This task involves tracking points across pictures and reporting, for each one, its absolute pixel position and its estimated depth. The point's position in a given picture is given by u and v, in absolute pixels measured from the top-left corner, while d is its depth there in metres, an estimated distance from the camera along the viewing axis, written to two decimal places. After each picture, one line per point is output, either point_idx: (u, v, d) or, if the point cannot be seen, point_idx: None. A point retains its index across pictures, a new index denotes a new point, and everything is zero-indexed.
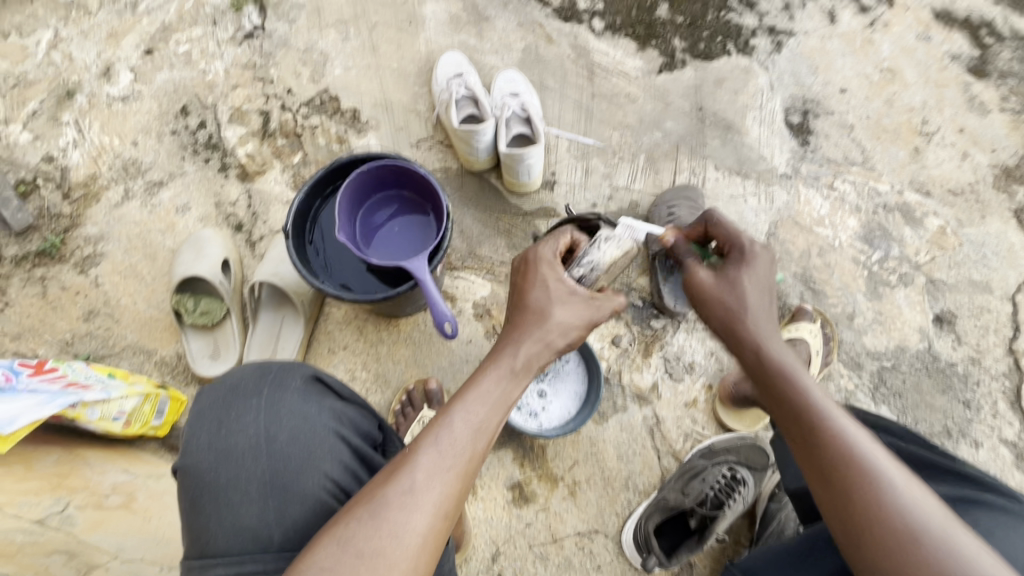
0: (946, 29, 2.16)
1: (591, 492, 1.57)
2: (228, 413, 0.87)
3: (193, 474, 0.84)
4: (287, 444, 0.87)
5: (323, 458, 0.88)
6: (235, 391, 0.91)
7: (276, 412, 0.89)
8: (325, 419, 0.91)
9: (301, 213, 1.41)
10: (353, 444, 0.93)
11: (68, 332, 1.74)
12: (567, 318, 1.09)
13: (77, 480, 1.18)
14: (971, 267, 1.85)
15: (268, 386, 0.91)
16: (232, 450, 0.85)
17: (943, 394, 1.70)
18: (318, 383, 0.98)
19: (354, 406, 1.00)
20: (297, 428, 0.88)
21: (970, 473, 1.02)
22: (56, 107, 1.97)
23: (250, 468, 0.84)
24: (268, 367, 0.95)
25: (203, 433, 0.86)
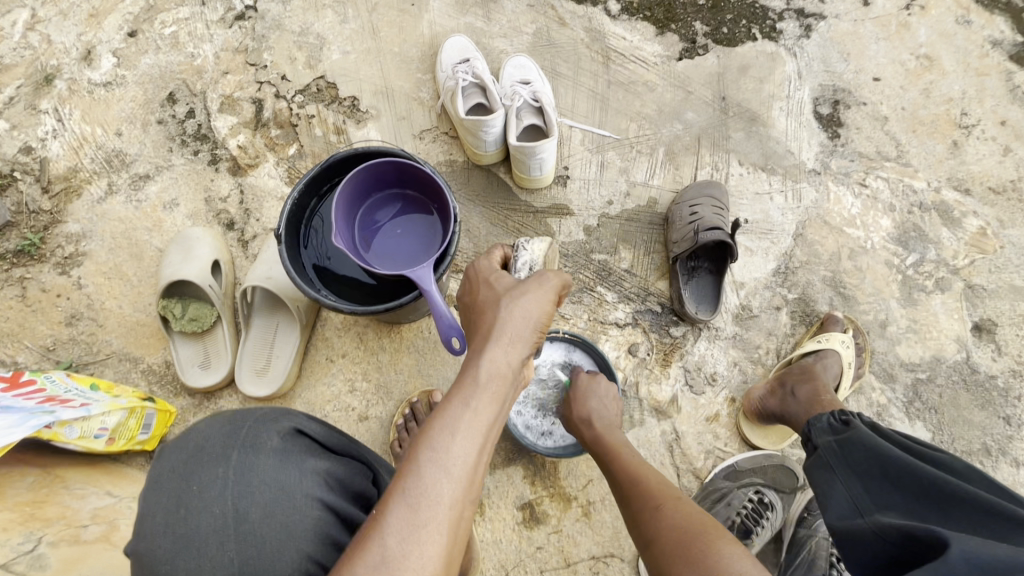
0: (987, 13, 2.00)
1: (605, 513, 1.48)
2: (189, 487, 0.72)
3: (148, 561, 0.70)
4: (262, 522, 0.73)
5: (304, 537, 0.75)
6: (198, 454, 0.75)
7: (249, 482, 0.75)
8: (307, 485, 0.79)
9: (295, 214, 1.29)
10: (339, 512, 0.81)
11: (49, 338, 1.63)
12: (521, 314, 0.94)
13: (53, 509, 1.09)
14: (1013, 272, 1.73)
15: (240, 448, 0.77)
16: (195, 534, 0.71)
17: (981, 409, 1.60)
18: (300, 437, 0.85)
19: (339, 460, 0.88)
20: (274, 502, 0.75)
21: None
22: (33, 94, 1.84)
23: (217, 556, 0.70)
24: (241, 421, 0.81)
25: (158, 512, 0.71)
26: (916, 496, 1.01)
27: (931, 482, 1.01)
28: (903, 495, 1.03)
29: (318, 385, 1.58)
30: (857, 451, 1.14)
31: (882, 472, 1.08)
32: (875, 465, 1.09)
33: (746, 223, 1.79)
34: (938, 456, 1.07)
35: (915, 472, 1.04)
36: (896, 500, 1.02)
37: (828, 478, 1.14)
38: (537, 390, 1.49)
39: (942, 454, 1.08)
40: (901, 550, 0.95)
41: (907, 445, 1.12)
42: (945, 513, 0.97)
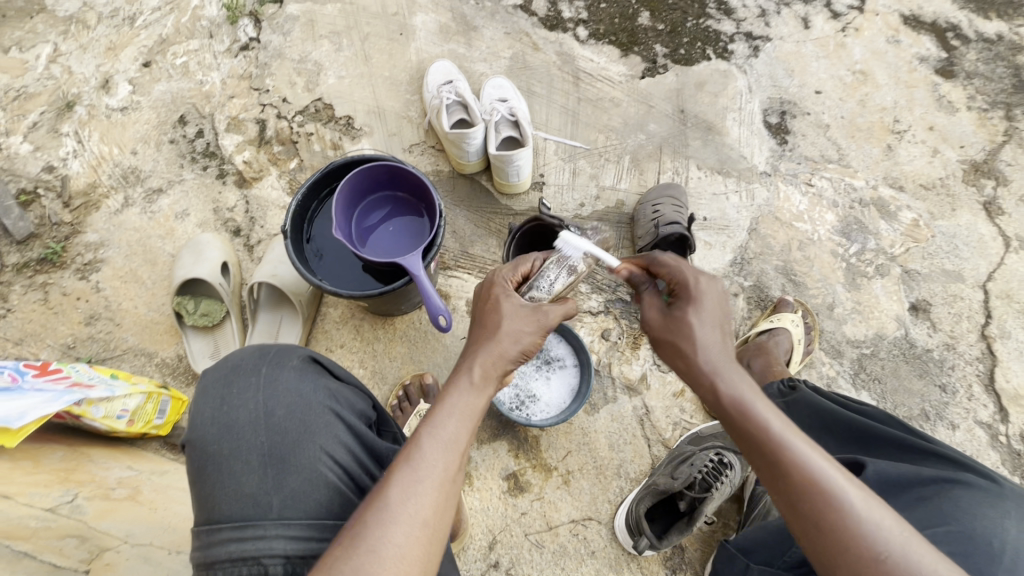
0: (914, 33, 2.26)
1: (583, 480, 1.62)
2: (230, 390, 0.90)
3: (197, 446, 0.86)
4: (284, 417, 0.89)
5: (319, 433, 0.89)
6: (236, 370, 0.94)
7: (274, 388, 0.91)
8: (320, 395, 0.93)
9: (299, 214, 1.47)
10: (347, 420, 0.93)
11: (69, 336, 1.77)
12: (518, 326, 1.08)
13: (84, 474, 1.22)
14: (944, 257, 1.93)
15: (267, 364, 0.94)
16: (234, 424, 0.88)
17: (919, 379, 1.77)
18: (315, 364, 1.00)
19: (348, 386, 1.02)
20: (294, 402, 0.91)
21: (951, 455, 1.03)
22: (56, 119, 2.02)
23: (250, 440, 0.86)
24: (268, 349, 0.98)
25: (206, 410, 0.89)
26: (846, 440, 1.18)
27: (856, 427, 1.17)
28: (837, 442, 1.20)
29: None
30: (802, 409, 1.29)
31: (819, 423, 1.24)
32: (814, 419, 1.25)
33: (705, 220, 1.99)
34: (867, 408, 1.23)
35: (843, 420, 1.20)
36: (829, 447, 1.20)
37: None
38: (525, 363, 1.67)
39: (868, 407, 1.24)
40: None
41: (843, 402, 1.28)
42: (870, 450, 1.14)
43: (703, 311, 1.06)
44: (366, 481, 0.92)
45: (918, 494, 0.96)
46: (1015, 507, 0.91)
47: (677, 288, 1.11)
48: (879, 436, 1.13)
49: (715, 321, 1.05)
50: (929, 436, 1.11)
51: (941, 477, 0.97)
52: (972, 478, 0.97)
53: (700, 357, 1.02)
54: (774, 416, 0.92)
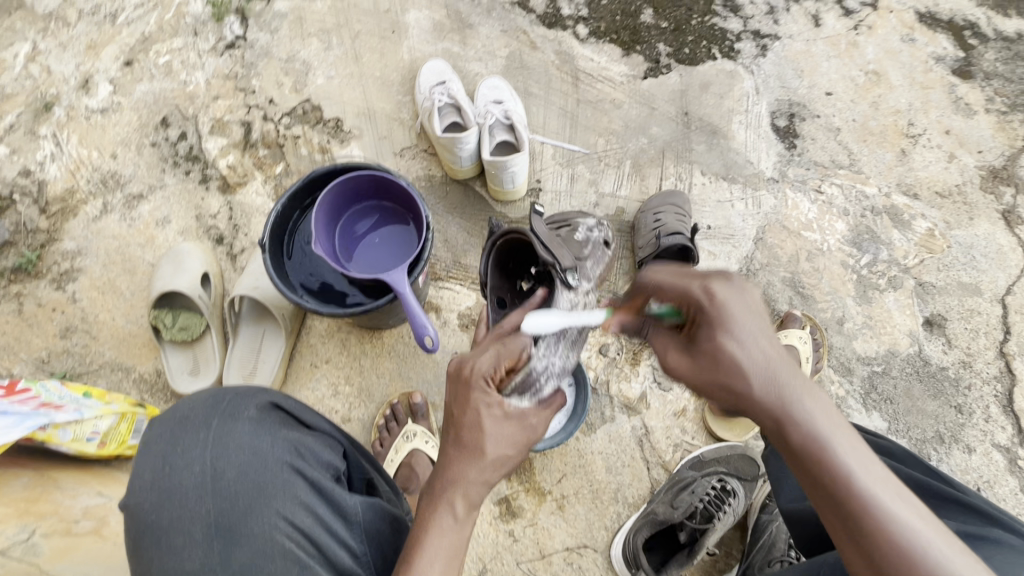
0: (930, 31, 2.15)
1: (579, 505, 1.55)
2: (174, 448, 0.81)
3: (136, 513, 0.78)
4: (236, 480, 0.81)
5: (275, 496, 0.82)
6: (184, 423, 0.84)
7: (225, 446, 0.83)
8: (278, 451, 0.85)
9: (278, 226, 1.38)
10: (309, 478, 0.86)
11: (44, 350, 1.70)
12: (499, 447, 0.95)
13: (46, 505, 1.14)
14: (960, 270, 1.84)
15: (218, 416, 0.85)
16: (177, 489, 0.79)
17: (934, 399, 1.69)
18: (276, 411, 0.92)
19: (315, 434, 0.95)
20: (247, 462, 0.83)
21: (981, 508, 0.98)
22: (33, 120, 1.94)
23: (194, 508, 0.78)
24: (222, 395, 0.89)
25: (147, 471, 0.80)
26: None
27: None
28: None
29: (303, 389, 1.66)
30: None
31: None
32: None
33: (708, 228, 1.90)
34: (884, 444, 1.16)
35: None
36: None
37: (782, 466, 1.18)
38: None
39: (887, 443, 1.18)
40: None
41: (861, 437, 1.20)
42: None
43: (732, 330, 0.90)
44: (337, 550, 0.84)
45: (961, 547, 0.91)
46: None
47: (689, 309, 0.96)
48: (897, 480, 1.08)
49: (759, 347, 0.89)
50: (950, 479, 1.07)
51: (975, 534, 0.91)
52: (1001, 534, 0.91)
53: (752, 389, 0.88)
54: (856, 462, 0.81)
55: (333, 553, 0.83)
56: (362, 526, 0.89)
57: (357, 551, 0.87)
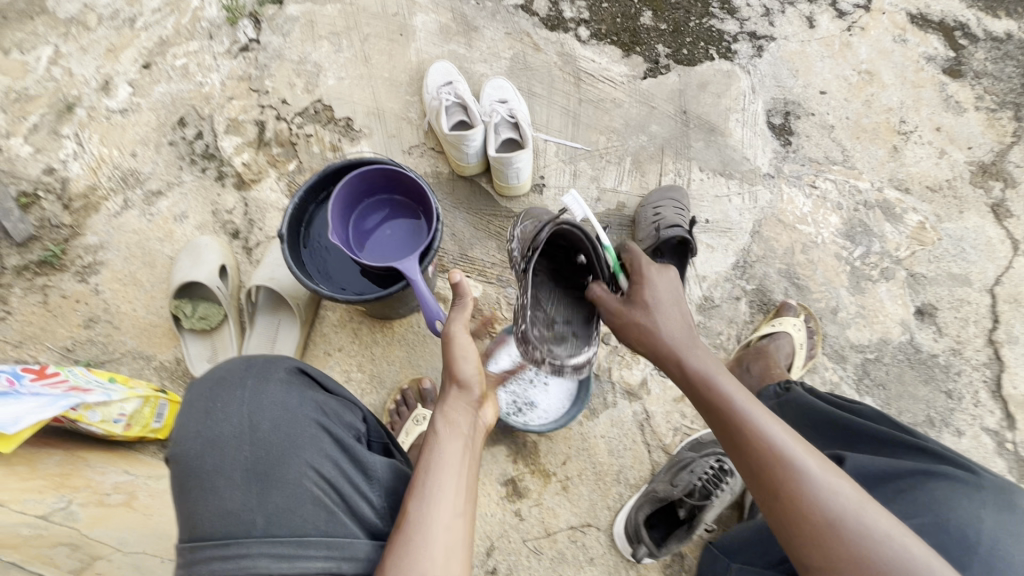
0: (921, 32, 2.21)
1: (582, 486, 1.61)
2: (215, 403, 0.91)
3: (182, 461, 0.86)
4: (270, 431, 0.89)
5: (304, 447, 0.89)
6: (222, 383, 0.94)
7: (260, 403, 0.92)
8: (306, 408, 0.94)
9: (295, 218, 1.46)
10: (334, 433, 0.94)
11: (68, 339, 1.77)
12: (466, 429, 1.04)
13: (79, 479, 1.21)
14: (951, 261, 1.90)
15: (253, 377, 0.95)
16: (219, 439, 0.88)
17: (925, 384, 1.75)
18: (302, 376, 1.02)
19: (337, 398, 1.04)
20: (279, 417, 0.91)
21: (931, 449, 1.06)
22: (56, 120, 2.02)
23: (234, 455, 0.86)
24: (253, 361, 1.00)
25: (191, 424, 0.89)
26: (832, 439, 1.23)
27: (842, 426, 1.21)
28: (826, 441, 1.24)
29: None
30: (793, 410, 1.32)
31: (810, 423, 1.28)
32: (806, 421, 1.29)
33: (707, 222, 1.96)
34: (859, 406, 1.24)
35: (833, 420, 1.23)
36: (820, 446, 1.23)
37: None
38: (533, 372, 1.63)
39: (864, 407, 1.24)
40: None
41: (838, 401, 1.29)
42: (855, 447, 1.18)
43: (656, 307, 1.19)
44: (358, 500, 0.90)
45: (900, 485, 1.03)
46: (990, 495, 0.96)
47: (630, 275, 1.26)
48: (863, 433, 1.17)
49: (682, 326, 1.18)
50: (914, 430, 1.14)
51: (922, 469, 1.02)
52: (948, 468, 1.01)
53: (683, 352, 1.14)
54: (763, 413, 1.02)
55: (355, 502, 0.89)
56: (381, 482, 0.95)
57: (377, 504, 0.93)
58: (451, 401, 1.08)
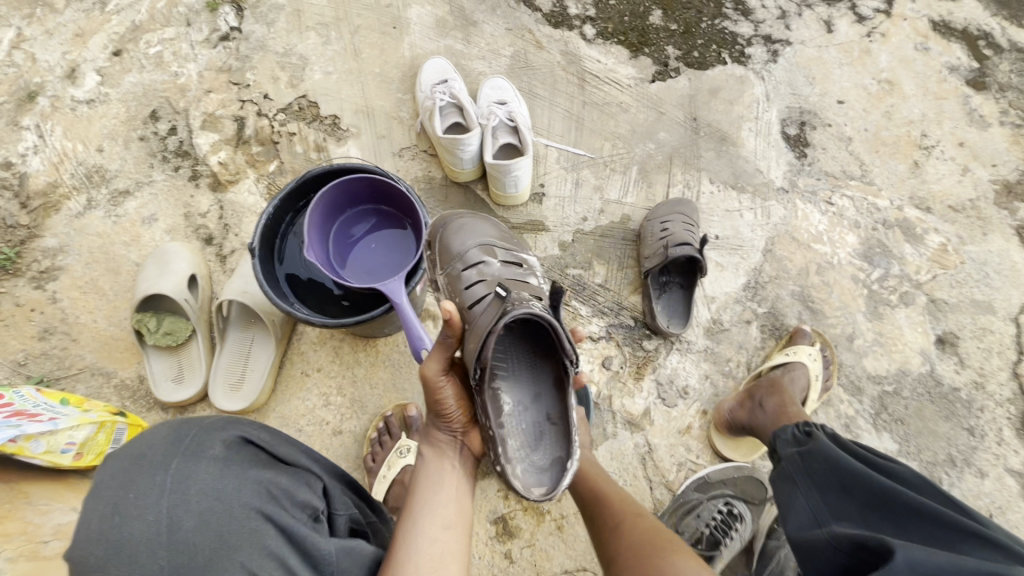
0: (944, 40, 2.09)
1: (578, 526, 1.49)
2: (122, 494, 0.69)
3: None
4: (196, 530, 0.69)
5: (242, 548, 0.71)
6: (133, 463, 0.72)
7: (184, 491, 0.71)
8: (246, 494, 0.75)
9: (270, 229, 1.31)
10: (281, 523, 0.76)
11: (20, 352, 1.62)
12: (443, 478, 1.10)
13: (13, 525, 1.07)
14: (973, 287, 1.80)
15: (178, 455, 0.74)
16: (122, 546, 0.66)
17: (946, 420, 1.64)
18: (246, 447, 0.84)
19: (286, 472, 0.85)
20: (208, 509, 0.72)
21: (996, 539, 0.90)
22: (16, 110, 1.85)
23: (145, 566, 0.65)
24: (183, 429, 0.79)
25: (82, 525, 0.66)
26: (868, 506, 1.05)
27: (883, 496, 1.04)
28: (858, 505, 1.06)
29: (293, 399, 1.59)
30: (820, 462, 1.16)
31: (840, 484, 1.11)
32: (832, 476, 1.12)
33: (716, 238, 1.84)
34: (897, 468, 1.09)
35: (870, 486, 1.06)
36: (853, 510, 1.06)
37: (791, 492, 1.17)
38: None
39: (900, 467, 1.10)
40: (850, 559, 0.99)
41: (872, 459, 1.14)
42: (899, 524, 1.00)
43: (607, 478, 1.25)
44: None
45: None
46: None
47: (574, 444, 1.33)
48: (908, 508, 1.00)
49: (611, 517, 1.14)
50: (971, 509, 0.99)
51: (983, 570, 0.84)
52: (1019, 570, 0.84)
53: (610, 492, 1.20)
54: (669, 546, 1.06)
55: None
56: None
57: None
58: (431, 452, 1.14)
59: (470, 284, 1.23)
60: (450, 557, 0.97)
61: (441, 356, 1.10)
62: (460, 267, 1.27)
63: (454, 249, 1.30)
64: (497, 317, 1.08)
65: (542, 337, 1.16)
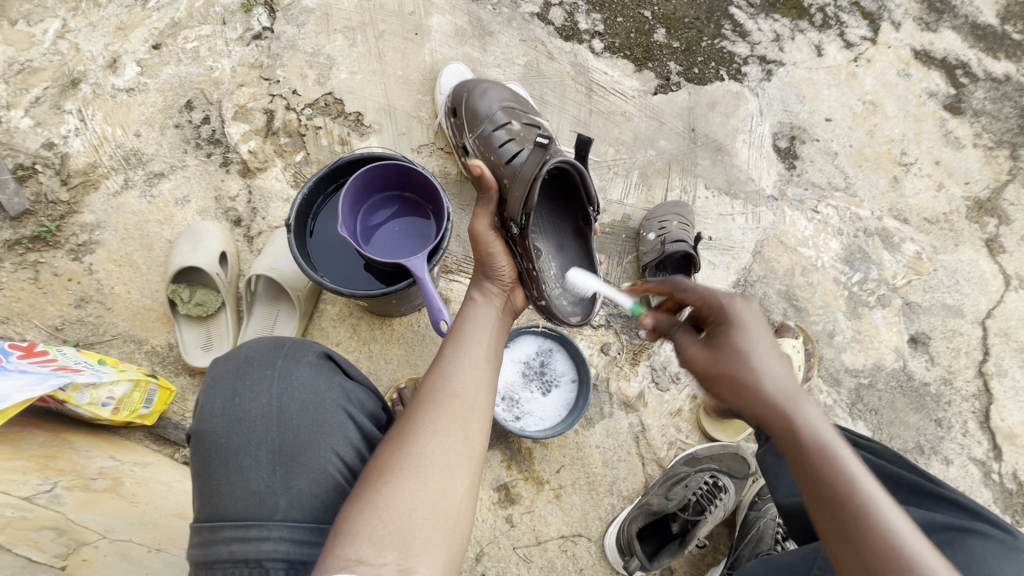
0: (924, 67, 2.25)
1: (574, 495, 1.61)
2: (244, 382, 0.98)
3: (208, 437, 0.94)
4: (298, 415, 0.97)
5: (330, 434, 0.98)
6: (250, 361, 1.01)
7: (289, 385, 0.99)
8: (335, 396, 1.01)
9: (303, 208, 1.44)
10: (358, 421, 1.02)
11: (58, 318, 1.74)
12: (491, 300, 1.27)
13: (64, 462, 1.17)
14: (945, 292, 1.95)
15: (282, 359, 1.02)
16: (246, 419, 0.95)
17: (917, 412, 1.81)
18: (330, 360, 1.08)
19: (360, 385, 1.11)
20: (307, 402, 0.99)
21: (963, 502, 1.05)
22: (60, 95, 1.98)
23: (262, 436, 0.94)
24: (282, 341, 1.06)
25: (219, 399, 0.96)
26: None
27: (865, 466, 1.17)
28: None
29: None
30: None
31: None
32: None
33: (710, 239, 1.99)
34: (874, 446, 1.23)
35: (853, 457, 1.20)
36: None
37: (780, 463, 1.22)
38: (536, 385, 1.63)
39: (877, 445, 1.24)
40: None
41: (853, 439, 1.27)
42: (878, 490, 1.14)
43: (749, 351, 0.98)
44: None
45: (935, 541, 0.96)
46: None
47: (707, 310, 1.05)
48: (887, 477, 1.14)
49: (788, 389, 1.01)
50: (940, 480, 1.12)
51: (957, 526, 0.98)
52: (983, 526, 0.98)
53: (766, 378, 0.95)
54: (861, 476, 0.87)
55: None
56: None
57: None
58: (482, 281, 1.31)
59: (502, 142, 1.57)
60: (488, 385, 1.07)
61: (489, 213, 1.30)
62: (489, 128, 1.62)
63: (482, 111, 1.64)
64: (540, 165, 1.32)
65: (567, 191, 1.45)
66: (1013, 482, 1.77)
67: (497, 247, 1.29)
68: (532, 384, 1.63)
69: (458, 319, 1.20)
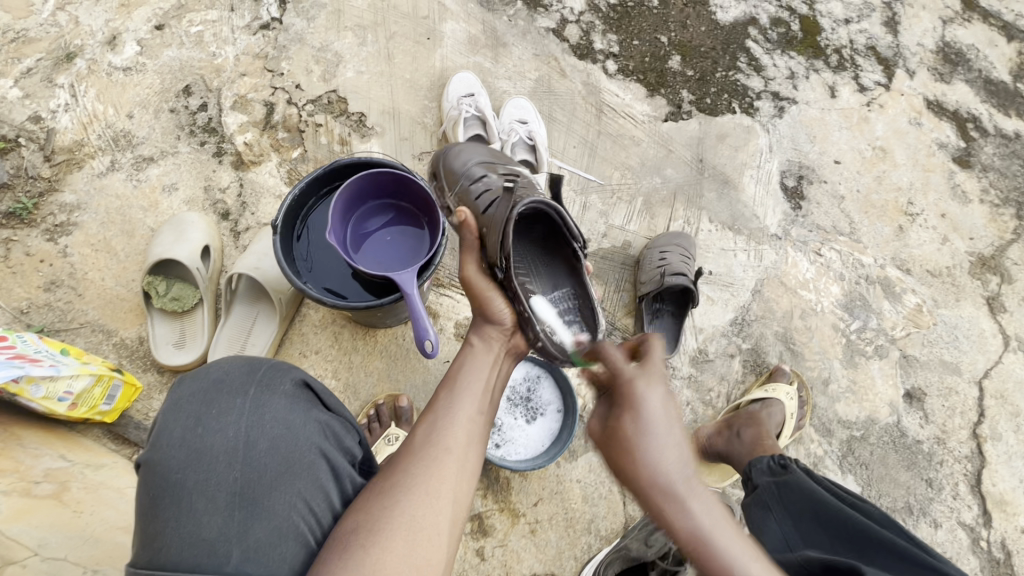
0: (936, 118, 2.23)
1: (551, 532, 1.54)
2: (210, 410, 0.91)
3: (161, 469, 0.86)
4: (266, 453, 0.91)
5: (299, 478, 0.92)
6: (221, 386, 0.95)
7: (260, 417, 0.93)
8: (309, 432, 0.96)
9: (293, 209, 1.38)
10: (332, 463, 0.96)
11: (25, 301, 1.66)
12: (490, 344, 1.19)
13: (7, 462, 1.09)
14: (943, 348, 1.91)
15: (254, 387, 0.96)
16: (206, 452, 0.88)
17: (907, 470, 1.77)
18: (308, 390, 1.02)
19: (339, 418, 1.04)
20: (278, 437, 0.93)
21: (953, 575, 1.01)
22: (52, 68, 1.90)
23: (222, 473, 0.88)
24: (258, 364, 1.00)
25: (177, 428, 0.89)
26: (842, 538, 1.12)
27: (853, 527, 1.12)
28: (828, 535, 1.14)
29: None
30: (793, 493, 1.23)
31: (812, 514, 1.18)
32: (805, 506, 1.20)
33: (710, 273, 1.95)
34: (864, 505, 1.18)
35: (842, 517, 1.14)
36: (824, 540, 1.13)
37: (765, 517, 1.23)
38: (521, 411, 1.57)
39: (869, 505, 1.19)
40: None
41: (843, 496, 1.23)
42: (865, 554, 1.08)
43: (647, 433, 0.97)
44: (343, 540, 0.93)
45: None
46: None
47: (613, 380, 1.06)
48: (877, 543, 1.08)
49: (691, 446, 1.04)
50: (928, 548, 1.09)
51: None
52: None
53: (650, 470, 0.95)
54: (737, 551, 0.88)
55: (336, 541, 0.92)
56: None
57: None
58: (483, 327, 1.21)
59: (477, 194, 1.40)
60: (481, 442, 1.04)
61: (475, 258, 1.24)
62: (465, 182, 1.45)
63: (458, 169, 1.50)
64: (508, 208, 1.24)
65: (548, 233, 1.33)
66: (1001, 550, 1.72)
67: (489, 291, 1.21)
68: (516, 410, 1.56)
69: (454, 365, 1.15)
